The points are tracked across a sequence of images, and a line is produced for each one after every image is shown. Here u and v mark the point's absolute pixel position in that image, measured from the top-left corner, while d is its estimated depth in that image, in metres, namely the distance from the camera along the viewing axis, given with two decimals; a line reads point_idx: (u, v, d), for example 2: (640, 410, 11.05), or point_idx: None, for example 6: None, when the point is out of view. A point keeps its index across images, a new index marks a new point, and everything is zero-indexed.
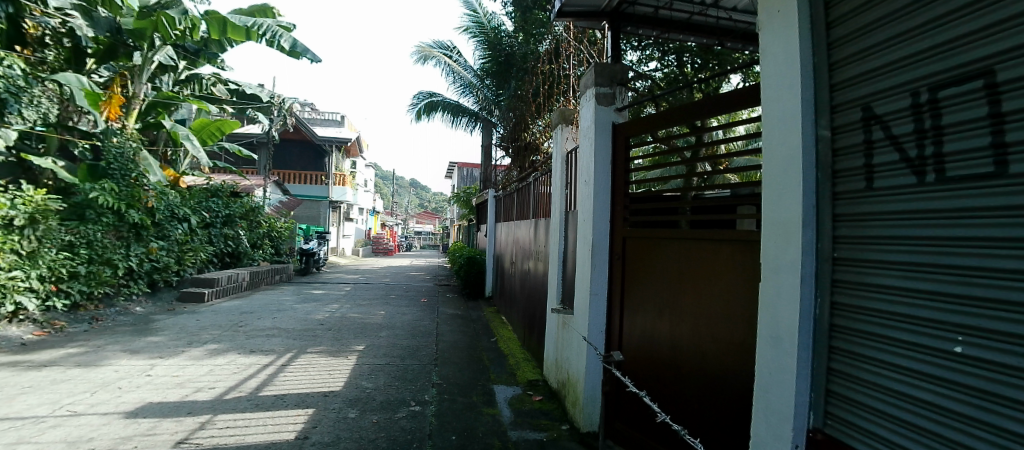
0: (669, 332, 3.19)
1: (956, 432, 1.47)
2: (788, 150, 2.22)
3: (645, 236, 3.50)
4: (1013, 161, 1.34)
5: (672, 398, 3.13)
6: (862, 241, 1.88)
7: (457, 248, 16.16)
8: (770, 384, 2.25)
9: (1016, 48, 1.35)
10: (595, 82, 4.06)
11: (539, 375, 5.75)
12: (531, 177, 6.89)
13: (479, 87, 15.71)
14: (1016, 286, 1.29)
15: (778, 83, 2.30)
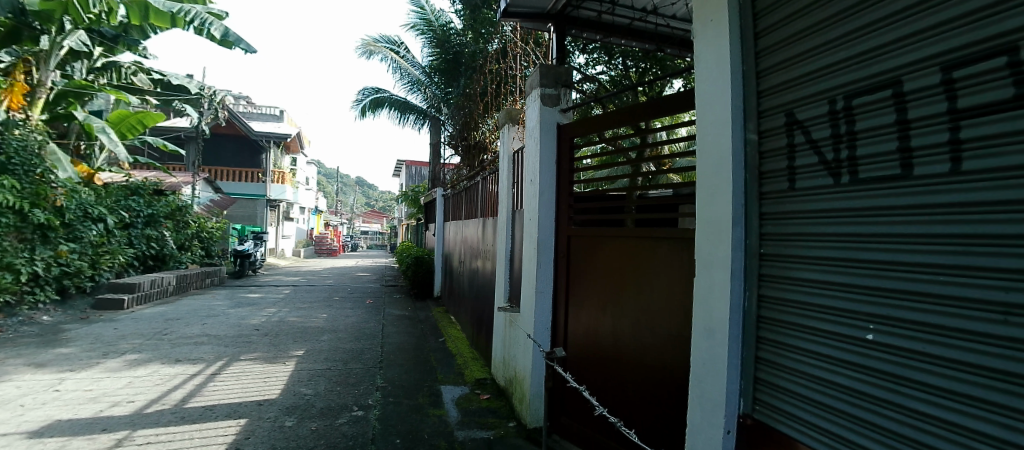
0: (611, 328, 3.28)
1: (869, 412, 1.62)
2: (718, 152, 2.32)
3: (590, 234, 3.59)
4: (918, 163, 1.51)
5: (613, 391, 3.23)
6: (786, 238, 2.02)
7: (404, 248, 15.86)
8: (703, 374, 2.36)
9: (921, 62, 1.51)
10: (540, 82, 4.10)
11: (487, 374, 5.75)
12: (480, 175, 6.88)
13: (427, 85, 15.46)
14: (923, 278, 1.46)
15: (709, 88, 2.42)
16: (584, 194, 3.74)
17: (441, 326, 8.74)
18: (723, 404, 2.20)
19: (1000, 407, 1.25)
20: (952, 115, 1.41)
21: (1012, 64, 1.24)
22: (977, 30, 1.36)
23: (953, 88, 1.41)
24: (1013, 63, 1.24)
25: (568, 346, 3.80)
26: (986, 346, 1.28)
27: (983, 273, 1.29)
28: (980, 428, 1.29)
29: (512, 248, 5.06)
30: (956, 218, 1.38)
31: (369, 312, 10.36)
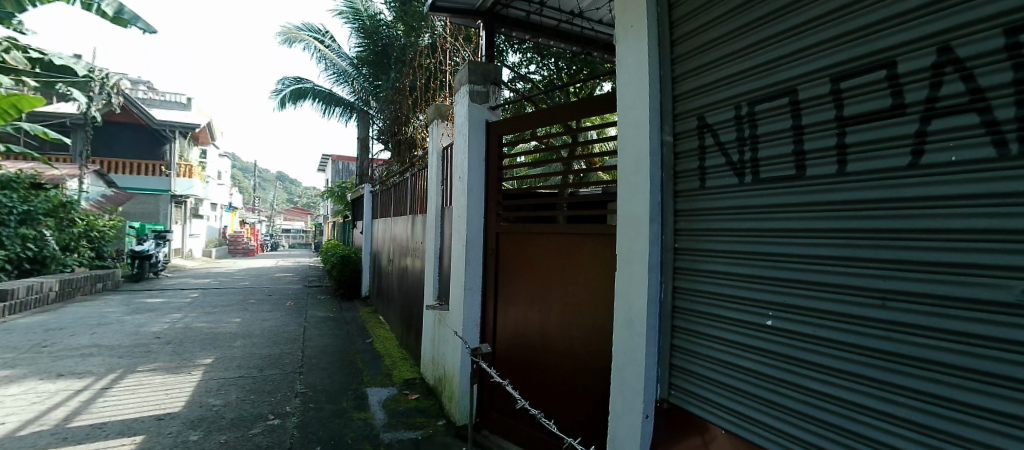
0: (538, 322, 3.35)
1: (769, 392, 1.82)
2: (637, 152, 2.43)
3: (518, 230, 3.64)
4: (811, 165, 1.71)
5: (541, 383, 3.31)
6: (698, 232, 2.17)
7: (329, 247, 15.18)
8: (623, 364, 2.46)
9: (815, 74, 1.70)
10: (469, 78, 4.10)
11: (416, 373, 5.67)
12: (410, 171, 6.74)
13: (354, 76, 14.81)
14: (815, 269, 1.67)
15: (629, 91, 2.52)
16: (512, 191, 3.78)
17: (367, 327, 8.47)
18: (642, 390, 2.32)
19: (880, 381, 1.46)
20: (838, 122, 1.62)
21: (891, 77, 1.46)
22: (860, 46, 1.56)
23: (841, 97, 1.61)
24: (891, 76, 1.45)
25: (497, 342, 3.83)
26: (868, 328, 1.50)
27: (865, 263, 1.50)
28: (861, 401, 1.51)
29: (442, 246, 5.00)
30: (842, 213, 1.58)
31: (289, 315, 9.80)
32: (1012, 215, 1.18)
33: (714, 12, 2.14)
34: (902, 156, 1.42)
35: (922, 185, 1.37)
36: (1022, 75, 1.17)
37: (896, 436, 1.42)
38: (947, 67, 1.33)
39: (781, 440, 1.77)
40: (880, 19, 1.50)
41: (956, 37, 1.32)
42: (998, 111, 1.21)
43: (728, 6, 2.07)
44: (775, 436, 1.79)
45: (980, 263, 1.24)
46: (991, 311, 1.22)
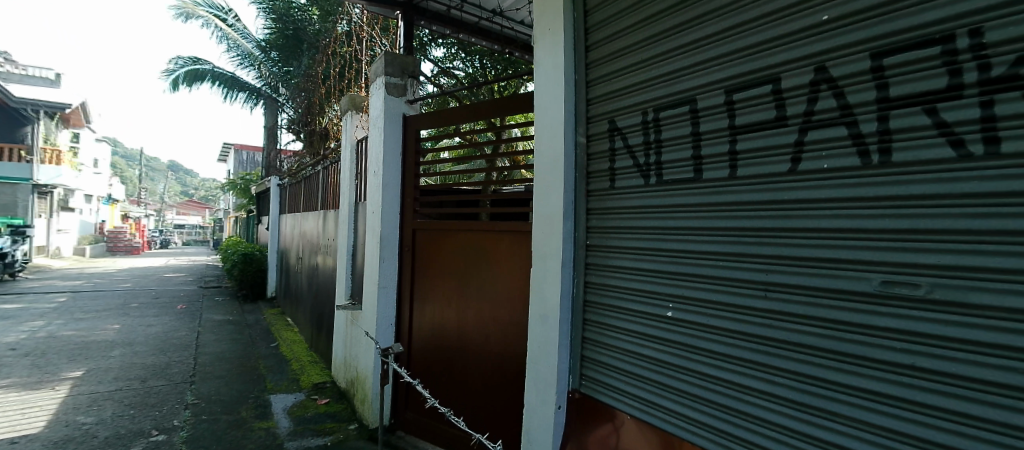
0: (455, 319, 3.34)
1: (669, 378, 1.97)
2: (553, 152, 2.49)
3: (435, 227, 3.58)
4: (706, 169, 1.88)
5: (458, 381, 3.31)
6: (609, 230, 2.28)
7: (230, 244, 13.97)
8: (537, 357, 2.51)
9: (711, 86, 1.87)
10: (385, 70, 3.96)
11: (326, 377, 5.41)
12: (324, 164, 6.40)
13: (261, 60, 13.71)
14: (708, 264, 1.85)
15: (545, 91, 2.58)
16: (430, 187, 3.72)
17: (273, 330, 7.92)
18: (555, 381, 2.39)
19: (761, 363, 1.66)
20: (731, 130, 1.80)
21: (775, 92, 1.66)
22: (751, 62, 1.74)
23: (734, 108, 1.79)
24: (776, 91, 1.66)
25: (413, 342, 3.76)
26: (753, 317, 1.69)
27: (750, 258, 1.70)
28: (745, 382, 1.71)
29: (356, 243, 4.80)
30: (734, 213, 1.77)
31: (180, 319, 8.90)
32: (871, 216, 1.39)
33: (626, 22, 2.24)
34: (783, 163, 1.64)
35: (800, 188, 1.58)
36: (883, 95, 1.38)
37: (778, 413, 1.62)
38: (822, 85, 1.53)
39: (679, 422, 1.93)
40: (767, 39, 1.69)
41: (829, 59, 1.52)
42: (861, 125, 1.43)
43: (638, 17, 2.18)
44: (674, 418, 1.95)
45: (847, 258, 1.45)
46: (854, 300, 1.43)
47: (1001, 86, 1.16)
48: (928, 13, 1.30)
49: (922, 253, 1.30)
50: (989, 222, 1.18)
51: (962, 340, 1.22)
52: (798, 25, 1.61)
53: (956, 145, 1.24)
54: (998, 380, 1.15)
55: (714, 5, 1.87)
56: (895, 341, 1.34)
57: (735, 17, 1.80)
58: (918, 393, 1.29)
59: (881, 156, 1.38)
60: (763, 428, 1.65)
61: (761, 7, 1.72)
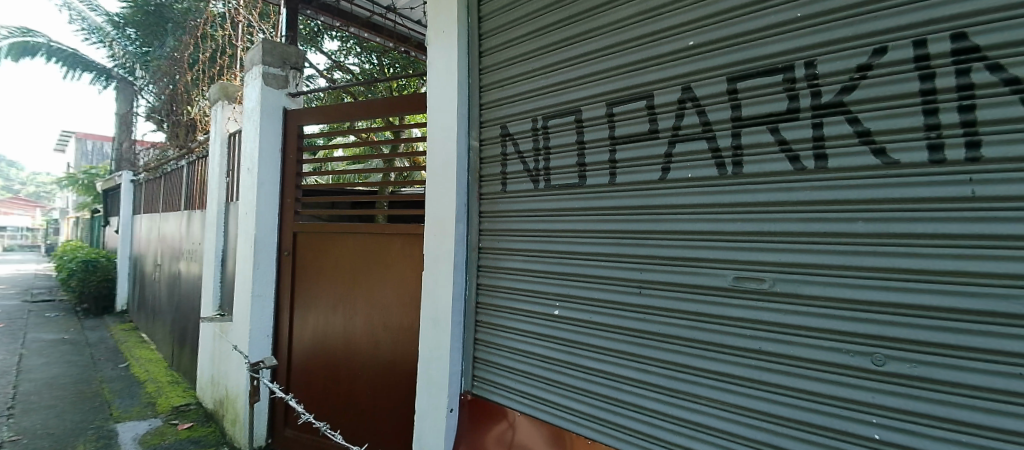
0: (343, 327, 3.18)
1: (557, 373, 2.06)
2: (446, 154, 2.46)
3: (321, 230, 3.36)
4: (589, 175, 2.01)
5: (345, 392, 3.15)
6: (500, 232, 2.31)
7: (67, 249, 11.88)
8: (427, 362, 2.45)
9: (594, 99, 2.00)
10: (263, 59, 3.65)
11: (190, 398, 4.83)
12: (190, 158, 5.70)
13: (112, 35, 11.81)
14: (590, 263, 1.98)
15: (438, 93, 2.54)
16: (318, 186, 3.51)
17: (123, 349, 6.87)
18: (447, 385, 2.35)
19: (638, 353, 1.83)
20: (611, 140, 1.94)
21: (649, 107, 1.83)
22: (628, 79, 1.90)
23: (614, 120, 1.93)
24: (650, 106, 1.83)
25: (293, 354, 3.50)
26: (630, 312, 1.86)
27: (629, 258, 1.87)
28: (624, 371, 1.86)
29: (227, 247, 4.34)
30: (613, 217, 1.92)
31: None
32: (728, 220, 1.64)
33: (518, 31, 2.30)
34: (655, 171, 1.82)
35: (670, 194, 1.78)
36: (736, 114, 1.63)
37: (651, 399, 1.79)
38: (687, 103, 1.74)
39: (564, 414, 2.02)
40: (644, 59, 1.86)
41: (694, 81, 1.73)
42: (719, 140, 1.67)
43: (529, 28, 2.25)
44: (560, 411, 2.04)
45: (710, 258, 1.68)
46: (715, 294, 1.66)
47: (827, 111, 1.45)
48: (774, 46, 1.56)
49: (768, 251, 1.56)
50: (818, 225, 1.46)
51: (798, 327, 1.49)
52: (669, 48, 1.80)
53: (793, 160, 1.51)
54: (822, 358, 1.44)
55: (596, 24, 2.00)
56: (747, 329, 1.59)
57: (616, 36, 1.94)
58: (765, 373, 1.55)
59: (733, 167, 1.64)
60: (638, 413, 1.82)
61: (639, 29, 1.88)
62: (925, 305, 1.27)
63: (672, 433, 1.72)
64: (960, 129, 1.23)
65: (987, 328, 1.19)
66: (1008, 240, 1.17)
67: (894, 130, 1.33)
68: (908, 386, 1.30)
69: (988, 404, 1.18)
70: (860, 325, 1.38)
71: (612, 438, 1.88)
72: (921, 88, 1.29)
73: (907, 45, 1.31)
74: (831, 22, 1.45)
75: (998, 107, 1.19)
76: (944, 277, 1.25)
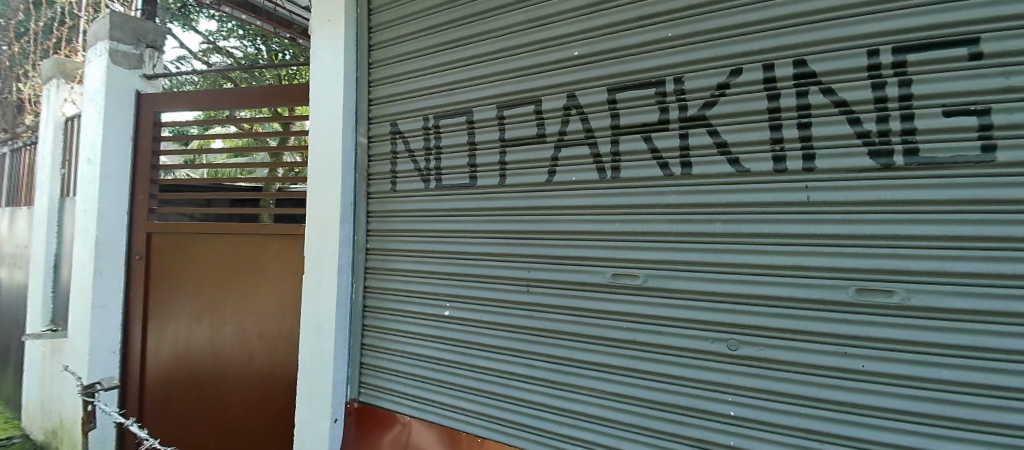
0: (210, 337, 3.07)
1: (448, 374, 2.04)
2: (330, 151, 2.31)
3: (186, 230, 3.11)
4: (479, 177, 2.02)
5: (216, 407, 3.04)
6: (391, 231, 2.24)
7: None
8: (308, 370, 2.30)
9: (484, 101, 2.01)
10: (111, 34, 3.20)
11: (14, 430, 4.09)
12: (14, 146, 4.80)
13: None
14: (480, 263, 1.99)
15: (321, 83, 2.38)
16: (183, 181, 3.18)
17: None
18: (330, 394, 2.23)
19: (524, 350, 1.88)
20: (501, 143, 1.97)
21: (536, 112, 1.89)
22: (516, 84, 1.94)
23: (504, 123, 1.96)
24: (537, 111, 1.88)
25: (148, 371, 3.16)
26: (518, 310, 1.90)
27: (517, 257, 1.91)
28: (512, 368, 1.90)
29: (63, 250, 3.76)
30: (501, 218, 1.95)
31: None
32: (607, 221, 1.75)
33: (409, 28, 2.24)
34: (541, 175, 1.88)
35: (554, 196, 1.85)
36: (615, 122, 1.74)
37: (537, 393, 1.85)
38: (572, 110, 1.81)
39: (455, 415, 2.02)
40: (531, 65, 1.91)
41: (577, 89, 1.81)
42: (600, 146, 1.77)
43: (421, 25, 2.20)
44: (451, 412, 2.03)
45: (591, 256, 1.77)
46: (596, 290, 1.77)
47: (692, 123, 1.62)
48: (651, 60, 1.69)
49: (643, 250, 1.69)
50: (685, 225, 1.62)
51: (668, 319, 1.64)
52: (554, 57, 1.86)
53: (663, 166, 1.66)
54: (688, 345, 1.60)
55: (487, 27, 2.02)
56: (622, 322, 1.71)
57: (503, 41, 1.98)
58: (638, 361, 1.68)
59: (612, 172, 1.75)
60: (524, 407, 1.87)
61: (525, 36, 1.93)
62: (772, 296, 1.49)
63: (557, 424, 1.80)
64: (799, 143, 1.47)
65: (820, 314, 1.42)
66: (833, 238, 1.42)
67: (747, 143, 1.54)
68: (757, 367, 1.50)
69: (821, 379, 1.41)
70: (720, 315, 1.56)
71: (498, 434, 1.91)
72: (770, 106, 1.51)
73: (759, 68, 1.52)
74: (700, 42, 1.62)
75: (828, 126, 1.43)
76: (785, 271, 1.48)
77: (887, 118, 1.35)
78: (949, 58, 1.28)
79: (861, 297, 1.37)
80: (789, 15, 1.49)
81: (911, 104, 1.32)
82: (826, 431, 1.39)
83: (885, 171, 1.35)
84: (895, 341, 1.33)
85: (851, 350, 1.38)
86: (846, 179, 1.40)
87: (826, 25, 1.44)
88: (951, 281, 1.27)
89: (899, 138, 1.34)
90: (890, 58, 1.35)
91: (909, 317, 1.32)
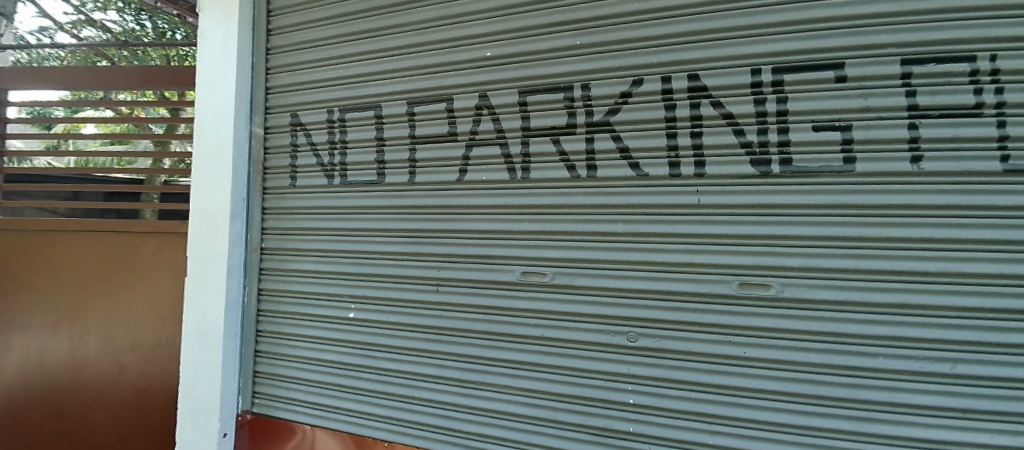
0: (67, 349, 2.74)
1: (355, 379, 1.96)
2: (217, 141, 2.11)
3: (42, 227, 2.77)
4: (388, 173, 1.96)
5: (74, 430, 2.72)
6: (294, 229, 2.10)
7: None
8: (191, 382, 2.10)
9: (395, 95, 1.96)
10: None
11: None
12: None
13: None
14: (389, 263, 1.93)
15: (209, 66, 2.16)
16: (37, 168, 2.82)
17: None
18: (217, 407, 2.05)
19: (434, 350, 1.85)
20: (411, 139, 1.93)
21: (447, 110, 1.87)
22: (426, 81, 1.91)
23: (414, 120, 1.93)
24: (448, 109, 1.87)
25: None
26: (427, 309, 1.87)
27: (426, 256, 1.88)
28: (422, 369, 1.86)
29: None
30: (411, 216, 1.91)
31: None
32: (516, 220, 1.78)
33: (313, 14, 2.13)
34: (452, 173, 1.87)
35: (464, 196, 1.85)
36: (525, 124, 1.78)
37: (446, 393, 1.83)
38: (484, 110, 1.83)
39: (361, 421, 1.94)
40: (442, 62, 1.89)
41: (489, 89, 1.83)
42: (511, 146, 1.79)
43: (326, 13, 2.10)
44: (357, 419, 1.95)
45: (502, 255, 1.79)
46: (506, 288, 1.79)
47: (598, 128, 1.70)
48: (560, 66, 1.75)
49: (550, 249, 1.74)
50: (590, 225, 1.69)
51: (575, 315, 1.70)
52: (465, 56, 1.87)
53: (571, 169, 1.72)
54: (592, 339, 1.68)
55: (397, 21, 1.97)
56: (531, 319, 1.75)
57: (413, 37, 1.95)
58: (545, 356, 1.73)
59: (522, 172, 1.78)
60: (434, 408, 1.85)
61: (435, 34, 1.91)
62: (667, 291, 1.61)
63: (466, 423, 1.80)
64: (692, 151, 1.60)
65: (709, 307, 1.57)
66: (719, 238, 1.57)
67: (647, 149, 1.64)
68: (653, 358, 1.62)
69: (710, 365, 1.56)
70: (621, 310, 1.65)
71: (406, 438, 1.87)
72: (667, 115, 1.62)
73: (658, 80, 1.63)
74: (604, 52, 1.70)
75: (717, 136, 1.57)
76: (679, 267, 1.61)
77: (767, 131, 1.53)
78: (818, 79, 1.49)
79: (743, 291, 1.54)
80: (682, 32, 1.62)
81: (786, 119, 1.51)
82: (713, 412, 1.55)
83: (764, 177, 1.53)
84: (770, 330, 1.51)
85: (734, 339, 1.54)
86: (731, 185, 1.56)
87: (715, 43, 1.58)
88: (814, 276, 1.48)
89: (776, 150, 1.52)
90: (770, 77, 1.52)
91: (782, 307, 1.51)
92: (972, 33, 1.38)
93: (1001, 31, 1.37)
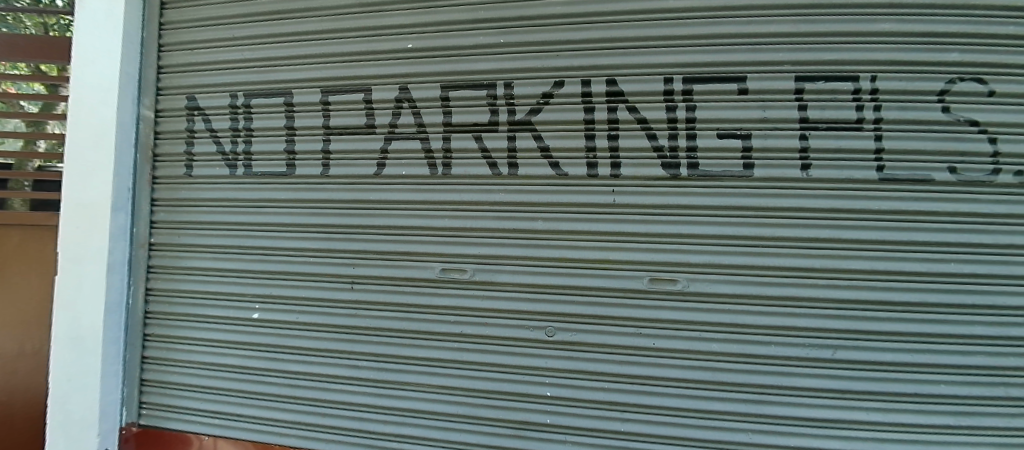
0: None
1: (262, 384, 1.85)
2: (97, 124, 1.89)
3: None
4: (298, 164, 1.86)
5: None
6: (194, 223, 1.94)
7: None
8: (64, 394, 1.88)
9: (308, 83, 1.87)
10: None
11: None
12: None
13: None
14: (301, 259, 1.83)
15: (88, 40, 1.93)
16: None
17: None
18: (96, 420, 1.85)
19: (349, 351, 1.79)
20: (325, 130, 1.84)
21: (364, 101, 1.81)
22: (342, 69, 1.84)
23: (329, 109, 1.84)
24: (366, 100, 1.81)
25: None
26: (341, 308, 1.80)
27: (341, 253, 1.81)
28: (337, 371, 1.79)
29: None
30: (325, 210, 1.83)
31: None
32: (435, 216, 1.76)
33: None
34: (370, 166, 1.81)
35: (382, 190, 1.80)
36: (447, 119, 1.76)
37: (359, 394, 1.78)
38: (403, 102, 1.78)
39: (270, 427, 1.84)
40: (360, 50, 1.83)
41: (410, 82, 1.79)
42: (432, 141, 1.77)
43: None
44: (265, 425, 1.84)
45: (420, 251, 1.76)
46: (426, 286, 1.76)
47: (520, 127, 1.72)
48: (482, 63, 1.75)
49: (469, 246, 1.74)
50: (510, 222, 1.72)
51: (495, 311, 1.72)
52: (382, 46, 1.82)
53: (492, 166, 1.73)
54: (509, 335, 1.70)
55: (310, 4, 1.87)
56: (450, 316, 1.74)
57: (328, 22, 1.86)
58: (464, 353, 1.73)
59: (443, 168, 1.76)
60: (347, 410, 1.79)
61: (352, 20, 1.84)
62: (585, 286, 1.67)
63: (380, 424, 1.76)
64: (609, 152, 1.66)
65: (621, 301, 1.65)
66: (632, 236, 1.65)
67: (567, 149, 1.69)
68: (569, 351, 1.67)
69: (620, 357, 1.64)
70: (540, 305, 1.69)
71: (319, 442, 1.80)
72: (586, 117, 1.67)
73: (579, 82, 1.68)
74: (527, 52, 1.73)
75: (631, 139, 1.65)
76: (595, 264, 1.67)
77: (676, 136, 1.63)
78: (722, 91, 1.60)
79: (652, 286, 1.63)
80: (600, 38, 1.68)
81: (693, 125, 1.62)
82: (625, 401, 1.64)
83: (674, 180, 1.63)
84: (676, 322, 1.62)
85: (645, 331, 1.63)
86: (644, 186, 1.65)
87: (631, 51, 1.66)
88: (715, 272, 1.61)
89: (685, 154, 1.62)
90: (680, 86, 1.62)
91: (688, 300, 1.62)
92: (849, 55, 1.56)
93: (870, 55, 1.55)
